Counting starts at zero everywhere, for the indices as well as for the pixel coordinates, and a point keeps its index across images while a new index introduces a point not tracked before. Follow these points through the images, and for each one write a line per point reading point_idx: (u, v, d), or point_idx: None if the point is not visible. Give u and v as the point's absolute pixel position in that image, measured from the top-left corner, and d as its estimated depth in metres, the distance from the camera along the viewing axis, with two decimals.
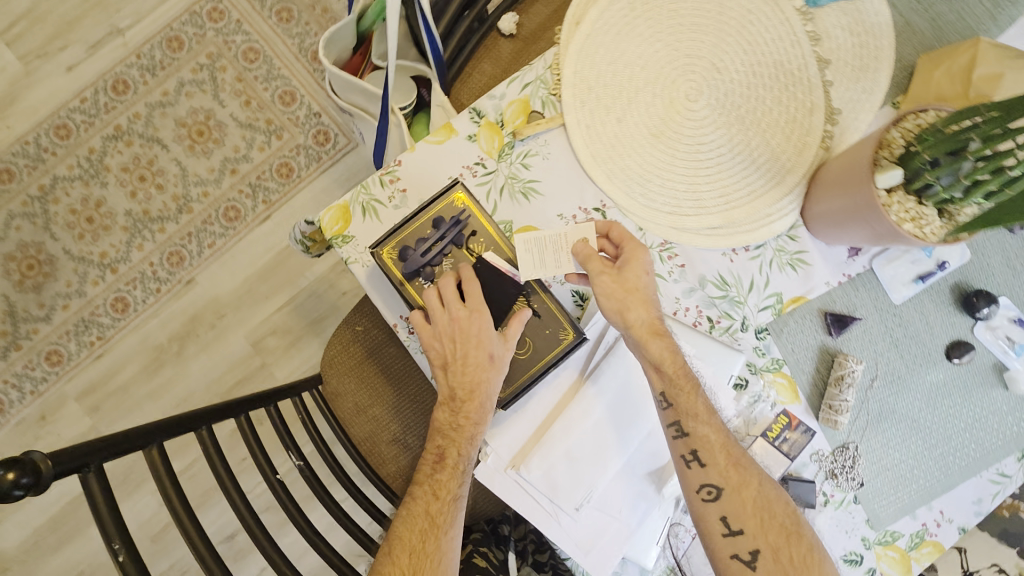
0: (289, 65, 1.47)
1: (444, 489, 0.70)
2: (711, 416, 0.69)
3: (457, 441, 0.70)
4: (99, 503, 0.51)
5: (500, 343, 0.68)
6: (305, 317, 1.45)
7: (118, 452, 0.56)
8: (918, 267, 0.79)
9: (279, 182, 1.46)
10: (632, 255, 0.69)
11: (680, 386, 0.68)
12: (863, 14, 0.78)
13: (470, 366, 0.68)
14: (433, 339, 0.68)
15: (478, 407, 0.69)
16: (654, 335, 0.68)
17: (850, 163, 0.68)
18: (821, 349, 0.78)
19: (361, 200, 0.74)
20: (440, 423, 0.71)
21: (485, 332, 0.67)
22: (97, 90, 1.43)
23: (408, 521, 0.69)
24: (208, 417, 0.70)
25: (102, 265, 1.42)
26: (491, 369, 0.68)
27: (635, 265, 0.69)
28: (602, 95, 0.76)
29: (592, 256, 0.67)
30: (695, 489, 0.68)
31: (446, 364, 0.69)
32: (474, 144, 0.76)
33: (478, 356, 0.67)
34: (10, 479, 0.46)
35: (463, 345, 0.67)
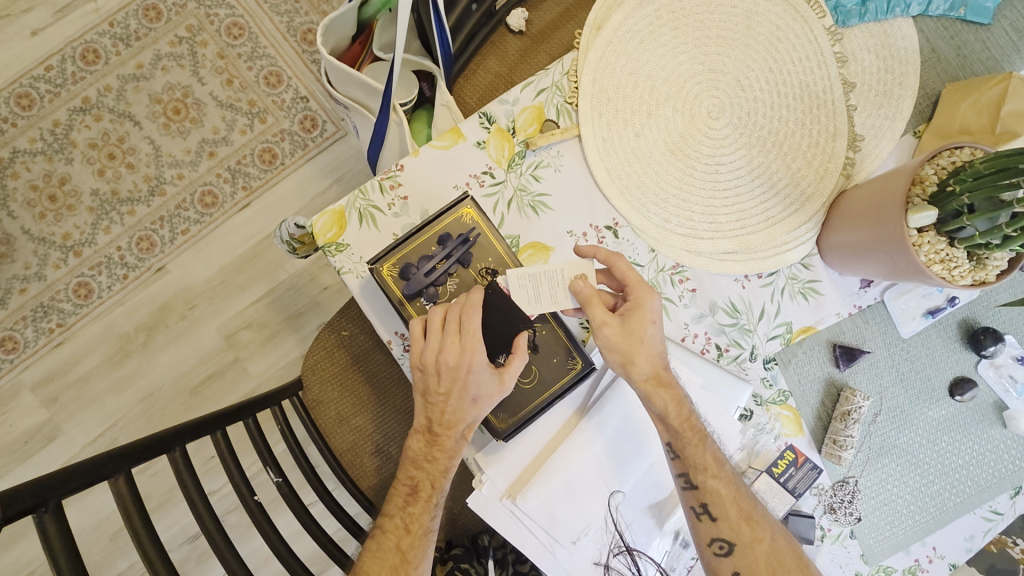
0: (276, 44, 1.38)
1: (416, 522, 0.65)
2: (721, 469, 0.65)
3: (431, 473, 0.66)
4: (53, 543, 0.46)
5: (490, 387, 0.61)
6: (283, 312, 1.38)
7: (77, 483, 0.50)
8: (928, 302, 0.77)
9: (261, 169, 1.38)
10: (640, 303, 0.62)
11: (687, 438, 0.64)
12: (890, 37, 0.75)
13: (453, 403, 0.62)
14: (420, 365, 0.62)
15: (456, 441, 0.64)
16: (659, 386, 0.63)
17: (873, 195, 0.66)
18: (827, 382, 0.76)
19: (359, 205, 0.68)
20: (413, 453, 0.67)
21: (474, 371, 0.61)
22: (64, 59, 1.33)
23: (377, 556, 0.64)
24: (182, 438, 0.64)
25: (65, 247, 1.33)
26: (473, 410, 0.62)
27: (641, 315, 0.62)
28: (621, 108, 0.72)
29: (593, 299, 0.60)
30: (707, 543, 0.65)
31: (425, 394, 0.63)
32: (482, 152, 0.71)
33: (461, 395, 0.61)
34: None
35: (447, 380, 0.61)
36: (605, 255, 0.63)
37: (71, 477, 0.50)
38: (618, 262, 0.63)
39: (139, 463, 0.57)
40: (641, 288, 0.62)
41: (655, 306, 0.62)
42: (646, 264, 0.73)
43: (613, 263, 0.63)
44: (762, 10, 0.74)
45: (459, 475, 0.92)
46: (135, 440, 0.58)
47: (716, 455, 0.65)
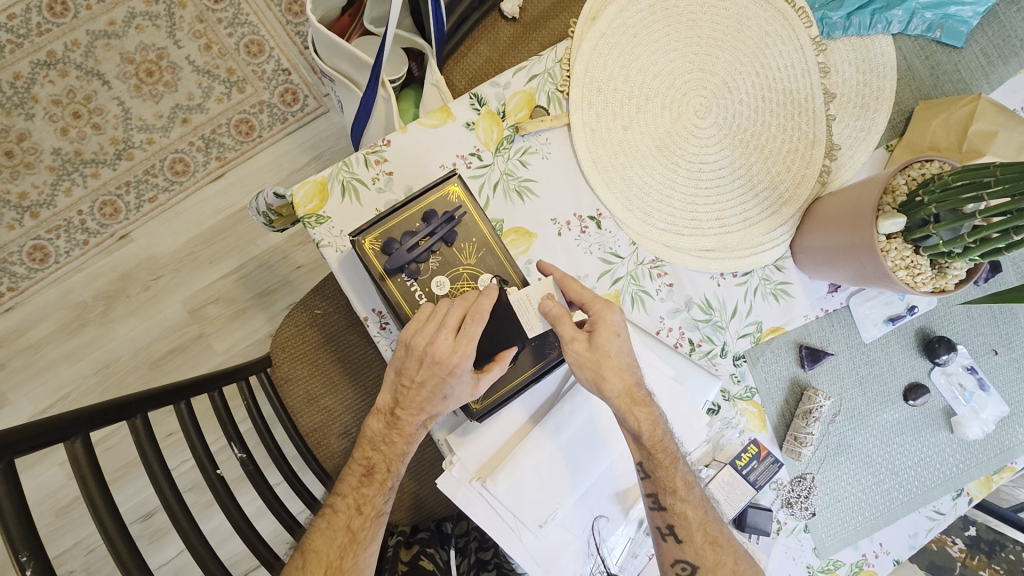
0: (258, 12, 1.33)
1: (369, 503, 0.65)
2: (690, 492, 0.66)
3: (388, 455, 0.65)
4: (1, 504, 0.43)
5: (464, 391, 0.60)
6: (253, 289, 1.35)
7: (33, 444, 0.48)
8: (890, 309, 0.80)
9: (236, 140, 1.34)
10: (600, 318, 0.62)
11: (659, 460, 0.65)
12: (870, 52, 0.78)
13: (424, 394, 0.61)
14: (405, 345, 0.59)
15: (416, 427, 0.64)
16: (633, 405, 0.63)
17: (850, 202, 0.68)
18: (792, 381, 0.79)
19: (342, 177, 0.67)
20: (370, 434, 0.65)
21: (455, 374, 0.59)
22: (29, 8, 1.26)
23: (326, 534, 0.63)
24: (144, 405, 0.62)
25: (20, 208, 1.26)
26: (441, 405, 0.61)
27: (603, 329, 0.62)
28: (611, 99, 0.73)
29: (562, 316, 0.60)
30: (670, 564, 0.66)
31: (399, 374, 0.61)
32: (471, 133, 0.71)
33: (438, 383, 0.60)
34: None
35: (425, 371, 0.59)
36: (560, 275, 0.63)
37: (28, 438, 0.48)
38: (571, 283, 0.62)
39: (99, 428, 0.55)
40: (597, 304, 0.62)
41: (615, 320, 0.62)
42: (626, 257, 0.74)
43: (567, 284, 0.62)
44: (752, 14, 0.76)
45: (429, 460, 0.92)
46: (97, 402, 0.56)
47: (687, 477, 0.66)
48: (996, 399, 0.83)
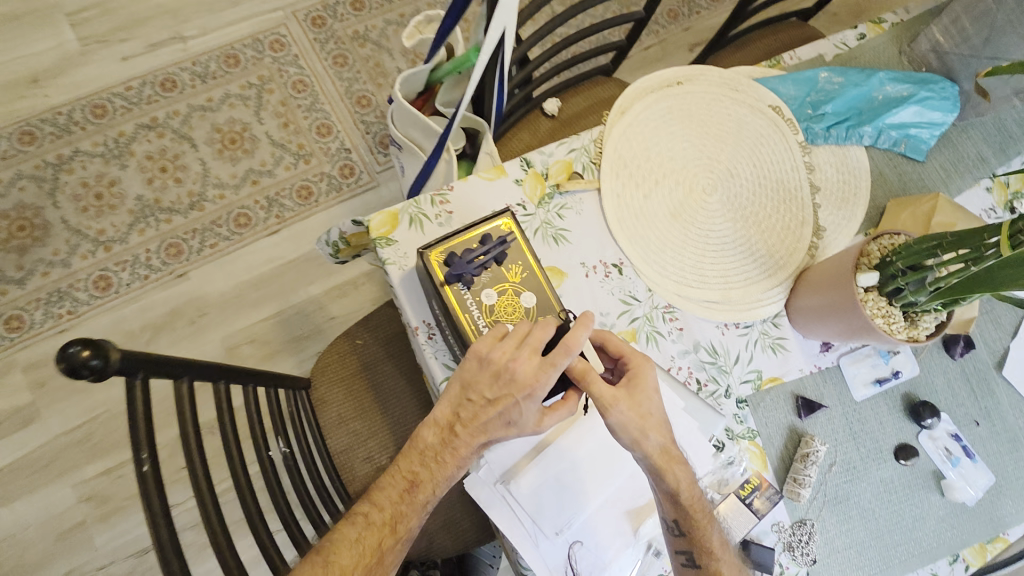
0: (332, 103, 1.60)
1: (403, 523, 0.68)
2: (724, 553, 0.72)
3: (435, 475, 0.69)
4: (134, 409, 0.52)
5: (531, 421, 0.69)
6: (287, 333, 1.45)
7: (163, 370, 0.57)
8: (877, 371, 0.89)
9: (296, 202, 1.52)
10: (638, 371, 0.71)
11: (697, 520, 0.70)
12: (847, 158, 0.97)
13: (497, 415, 0.68)
14: (483, 359, 0.67)
15: (469, 450, 0.69)
16: (671, 463, 0.69)
17: (833, 267, 0.80)
18: (789, 428, 0.86)
19: (410, 211, 0.81)
20: (422, 446, 0.69)
21: (529, 398, 0.67)
22: (144, 83, 1.50)
23: (354, 546, 0.66)
24: (228, 376, 0.69)
25: (96, 242, 1.40)
26: (502, 430, 0.69)
27: (640, 381, 0.71)
28: (634, 173, 0.89)
29: (586, 371, 0.68)
30: None
31: (467, 389, 0.69)
32: (519, 188, 0.86)
33: (510, 403, 0.67)
34: (84, 355, 0.47)
35: (499, 390, 0.67)
36: (599, 333, 0.73)
37: (161, 364, 0.57)
38: (609, 337, 0.73)
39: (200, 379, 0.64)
40: (636, 357, 0.72)
41: (650, 373, 0.72)
42: (643, 300, 0.85)
43: (606, 339, 0.72)
44: (750, 120, 0.95)
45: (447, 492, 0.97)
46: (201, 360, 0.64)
47: (720, 539, 0.72)
48: (982, 467, 0.89)
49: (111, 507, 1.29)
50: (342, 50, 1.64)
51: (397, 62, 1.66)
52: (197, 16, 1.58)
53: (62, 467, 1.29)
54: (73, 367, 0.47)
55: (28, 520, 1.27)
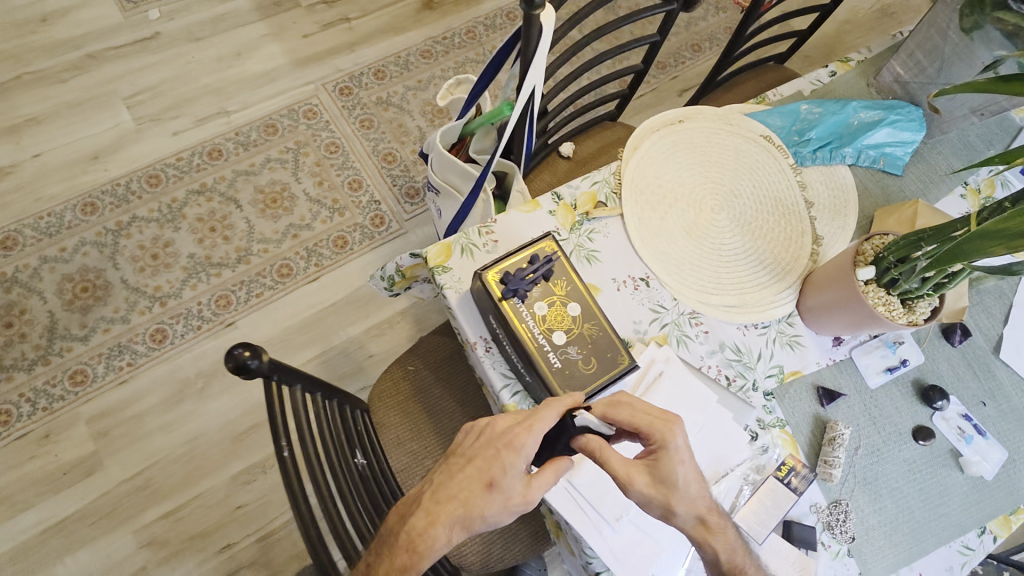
0: (361, 161, 1.76)
1: None
2: None
3: (386, 563, 0.63)
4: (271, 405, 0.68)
5: (516, 484, 0.67)
6: (330, 373, 1.55)
7: (287, 376, 0.73)
8: (886, 361, 1.00)
9: (333, 251, 1.65)
10: (660, 443, 0.71)
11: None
12: (834, 176, 1.10)
13: (478, 472, 0.68)
14: (471, 428, 0.73)
15: (434, 530, 0.64)
16: (706, 533, 0.71)
17: (835, 267, 0.91)
18: (815, 417, 0.95)
19: (462, 242, 0.93)
20: (388, 529, 0.67)
21: (509, 451, 0.68)
22: (194, 154, 1.67)
23: None
24: (319, 387, 0.84)
25: (153, 298, 1.52)
26: (484, 497, 0.66)
27: (665, 455, 0.71)
28: (651, 199, 1.02)
29: (603, 448, 0.72)
30: None
31: (451, 459, 0.71)
32: (553, 218, 0.98)
33: (489, 461, 0.68)
34: (247, 356, 0.62)
35: (478, 448, 0.70)
36: (603, 407, 0.74)
37: (286, 370, 0.73)
38: (620, 408, 0.74)
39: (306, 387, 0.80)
40: (655, 428, 0.72)
41: (675, 444, 0.71)
42: (670, 308, 0.96)
43: (612, 413, 0.74)
44: (746, 147, 1.09)
45: None
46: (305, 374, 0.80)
47: None
48: (994, 444, 0.97)
49: (171, 551, 1.35)
50: (368, 114, 1.82)
51: (418, 121, 1.84)
52: (239, 93, 1.76)
53: (123, 514, 1.36)
54: (240, 363, 0.62)
55: (89, 569, 1.31)
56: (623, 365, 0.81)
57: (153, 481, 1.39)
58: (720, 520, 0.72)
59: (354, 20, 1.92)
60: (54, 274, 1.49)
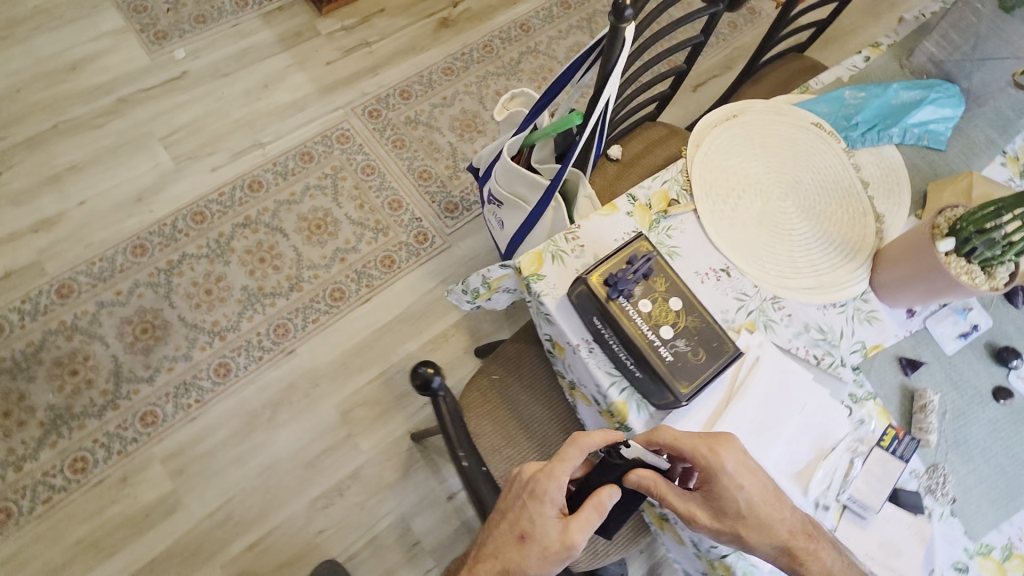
0: (398, 180, 1.78)
1: None
2: None
3: None
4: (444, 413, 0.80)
5: (550, 528, 0.73)
6: (393, 391, 1.57)
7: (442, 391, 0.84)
8: (959, 327, 1.04)
9: (382, 271, 1.67)
10: (710, 469, 0.77)
11: None
12: (884, 155, 1.15)
13: (512, 525, 0.75)
14: (511, 482, 0.80)
15: None
16: (794, 561, 0.78)
17: (911, 242, 0.96)
18: (901, 386, 0.99)
19: (551, 250, 0.96)
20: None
21: (539, 500, 0.75)
22: (235, 187, 1.68)
23: None
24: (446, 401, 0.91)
25: (212, 332, 1.53)
26: (520, 545, 0.73)
27: (722, 483, 0.78)
28: (720, 193, 1.05)
29: (655, 482, 0.77)
30: None
31: (497, 514, 0.79)
32: (631, 219, 1.01)
33: (524, 512, 0.75)
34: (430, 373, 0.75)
35: (516, 501, 0.77)
36: (648, 435, 0.80)
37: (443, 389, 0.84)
38: (664, 434, 0.79)
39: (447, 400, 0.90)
40: (702, 455, 0.77)
41: (724, 468, 0.77)
42: (753, 295, 0.99)
43: (654, 436, 0.80)
44: (801, 136, 1.13)
45: None
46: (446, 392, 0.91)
47: None
48: None
49: None
50: (399, 134, 1.84)
51: (447, 137, 1.87)
52: (271, 124, 1.78)
53: (209, 550, 1.37)
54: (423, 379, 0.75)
55: None
56: (730, 353, 0.85)
57: (234, 514, 1.40)
58: (809, 546, 0.78)
59: (375, 43, 1.95)
60: (112, 318, 1.50)
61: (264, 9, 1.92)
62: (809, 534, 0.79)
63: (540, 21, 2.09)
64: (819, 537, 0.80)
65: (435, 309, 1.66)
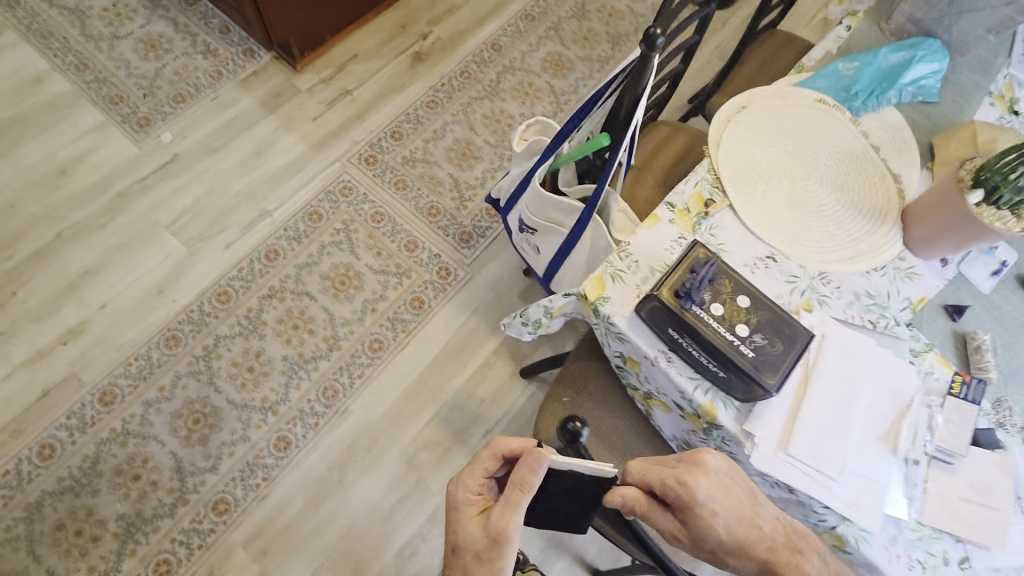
0: (409, 222, 1.80)
1: None
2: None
3: None
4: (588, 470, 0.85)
5: (475, 527, 0.81)
6: (451, 429, 1.59)
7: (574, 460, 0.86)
8: (990, 266, 1.10)
9: (413, 314, 1.69)
10: (687, 498, 0.82)
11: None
12: (886, 118, 1.21)
13: (450, 542, 0.84)
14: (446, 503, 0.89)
15: None
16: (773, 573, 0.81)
17: (937, 199, 1.02)
18: (953, 332, 1.05)
19: (609, 271, 1.00)
20: None
21: (463, 507, 0.83)
22: (252, 260, 1.69)
23: None
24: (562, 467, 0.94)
25: (264, 408, 1.54)
26: (457, 554, 0.81)
27: (700, 512, 0.82)
28: (749, 183, 1.10)
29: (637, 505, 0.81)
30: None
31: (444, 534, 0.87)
32: (674, 226, 1.05)
33: (454, 524, 0.83)
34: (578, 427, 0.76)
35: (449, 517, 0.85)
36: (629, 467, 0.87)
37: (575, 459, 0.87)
38: (641, 469, 0.86)
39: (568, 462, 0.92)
40: (675, 482, 0.83)
41: (695, 492, 0.81)
42: (801, 275, 1.04)
43: (632, 468, 0.87)
44: (810, 114, 1.18)
45: None
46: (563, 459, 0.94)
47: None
48: None
49: None
50: (399, 175, 1.86)
51: (447, 169, 1.89)
52: (272, 190, 1.78)
53: None
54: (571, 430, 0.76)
55: None
56: (806, 337, 0.90)
57: None
58: (792, 560, 0.81)
59: (355, 90, 1.96)
60: (163, 415, 1.51)
61: (239, 77, 1.93)
62: (792, 548, 0.82)
63: (510, 38, 2.12)
64: (805, 549, 0.83)
65: (473, 340, 1.68)
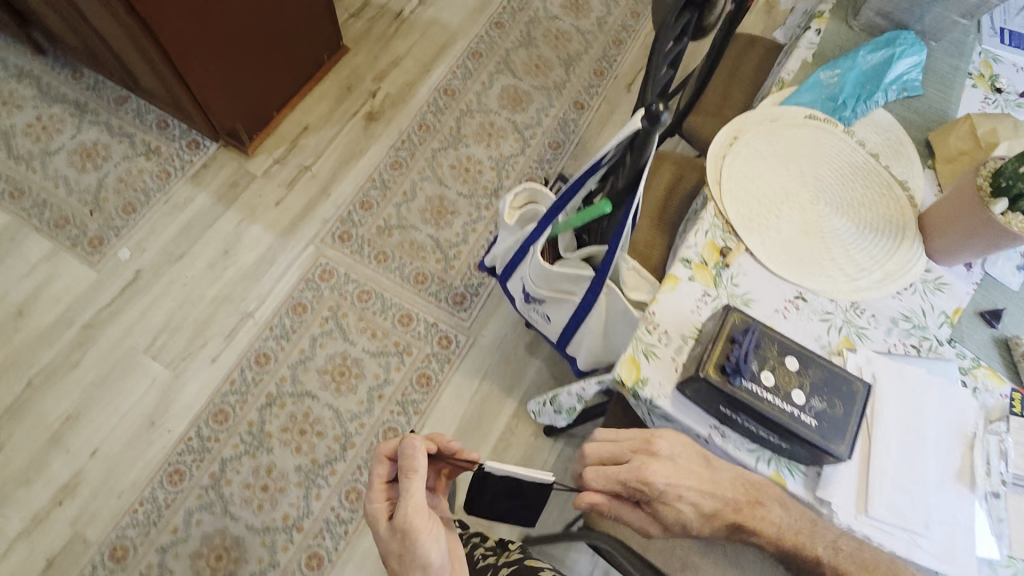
0: (398, 293, 1.72)
1: None
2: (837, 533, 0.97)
3: None
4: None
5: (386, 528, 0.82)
6: None
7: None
8: (1014, 260, 1.08)
9: (422, 391, 1.61)
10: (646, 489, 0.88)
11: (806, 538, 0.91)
12: (877, 121, 1.17)
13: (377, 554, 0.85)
14: None
15: None
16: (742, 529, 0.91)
17: (957, 209, 0.99)
18: (995, 339, 1.01)
19: (641, 348, 0.93)
20: None
21: (374, 516, 0.84)
22: (243, 369, 1.58)
23: None
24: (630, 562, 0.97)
25: (288, 527, 1.45)
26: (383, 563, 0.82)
27: (662, 497, 0.89)
28: (760, 220, 1.05)
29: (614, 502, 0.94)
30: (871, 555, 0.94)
31: None
32: (695, 283, 0.99)
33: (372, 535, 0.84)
34: None
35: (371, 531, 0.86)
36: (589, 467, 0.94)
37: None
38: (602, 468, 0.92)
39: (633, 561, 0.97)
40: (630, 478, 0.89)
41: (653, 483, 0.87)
42: (834, 310, 1.00)
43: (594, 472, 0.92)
44: (804, 133, 1.14)
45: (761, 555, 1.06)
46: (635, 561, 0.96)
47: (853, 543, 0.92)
48: None
49: None
50: (378, 247, 1.77)
51: (424, 230, 1.81)
52: (249, 289, 1.68)
53: None
54: None
55: None
56: (863, 390, 0.85)
57: None
58: (756, 514, 0.89)
59: (313, 165, 1.86)
60: (182, 559, 1.41)
61: (188, 173, 1.81)
62: (754, 503, 0.90)
63: (461, 80, 2.04)
64: (766, 500, 0.90)
65: (490, 406, 1.61)
